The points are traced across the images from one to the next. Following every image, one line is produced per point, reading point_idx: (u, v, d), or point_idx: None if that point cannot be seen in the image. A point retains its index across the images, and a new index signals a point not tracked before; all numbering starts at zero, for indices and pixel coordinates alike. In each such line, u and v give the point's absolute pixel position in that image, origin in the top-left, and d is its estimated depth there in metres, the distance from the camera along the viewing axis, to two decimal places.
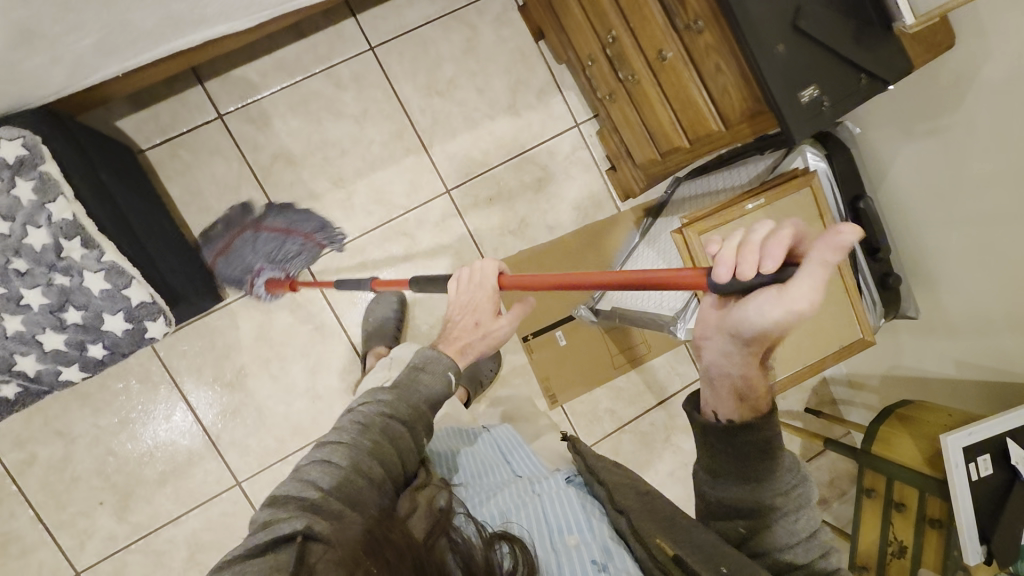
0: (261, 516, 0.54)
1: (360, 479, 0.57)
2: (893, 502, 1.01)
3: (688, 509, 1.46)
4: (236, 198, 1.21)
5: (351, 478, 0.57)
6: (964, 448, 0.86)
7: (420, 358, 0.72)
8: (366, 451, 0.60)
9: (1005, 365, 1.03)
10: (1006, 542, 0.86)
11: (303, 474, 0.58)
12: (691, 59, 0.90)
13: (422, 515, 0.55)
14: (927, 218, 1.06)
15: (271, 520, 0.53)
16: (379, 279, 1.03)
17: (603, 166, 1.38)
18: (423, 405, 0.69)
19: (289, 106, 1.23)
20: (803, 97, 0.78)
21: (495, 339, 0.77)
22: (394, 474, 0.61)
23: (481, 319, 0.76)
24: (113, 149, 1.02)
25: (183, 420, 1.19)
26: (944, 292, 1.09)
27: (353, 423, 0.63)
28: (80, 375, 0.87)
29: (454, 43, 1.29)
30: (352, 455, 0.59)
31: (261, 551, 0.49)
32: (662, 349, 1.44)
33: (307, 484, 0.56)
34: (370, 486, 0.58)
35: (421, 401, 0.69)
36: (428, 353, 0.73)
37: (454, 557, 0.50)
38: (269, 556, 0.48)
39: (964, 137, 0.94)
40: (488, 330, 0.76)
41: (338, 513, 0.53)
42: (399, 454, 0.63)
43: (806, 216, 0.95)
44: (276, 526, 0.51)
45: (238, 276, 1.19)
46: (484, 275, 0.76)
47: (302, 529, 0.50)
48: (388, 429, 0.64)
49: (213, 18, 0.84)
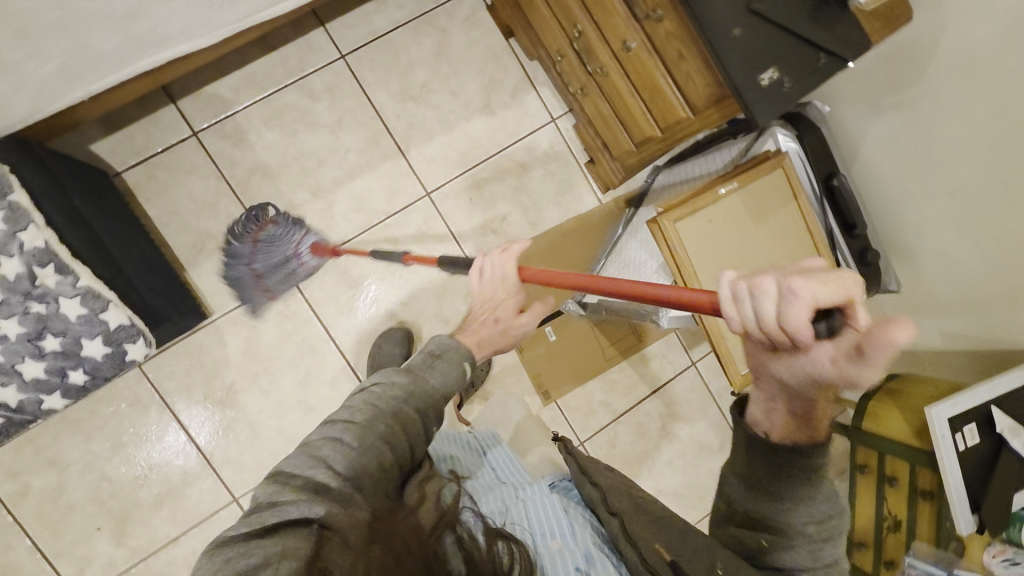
0: (264, 493, 0.55)
1: (370, 464, 0.57)
2: (885, 478, 1.01)
3: (689, 497, 1.46)
4: (215, 215, 1.20)
5: (362, 466, 0.57)
6: (948, 418, 0.87)
7: (435, 345, 0.71)
8: (383, 433, 0.60)
9: (988, 331, 1.03)
10: (997, 510, 0.87)
11: (314, 450, 0.58)
12: (655, 48, 0.91)
13: (428, 510, 0.55)
14: (902, 192, 1.06)
15: (277, 500, 0.54)
16: (412, 252, 1.03)
17: (581, 160, 1.38)
18: (437, 395, 0.67)
19: (263, 119, 1.23)
20: (762, 80, 0.78)
21: (513, 336, 0.78)
22: (403, 461, 0.60)
23: (501, 316, 0.78)
24: (85, 172, 1.02)
25: (176, 440, 1.19)
26: (926, 265, 1.09)
27: (366, 403, 0.62)
28: (63, 402, 0.86)
29: (425, 47, 1.29)
30: (366, 440, 0.58)
31: (268, 532, 0.50)
32: (653, 339, 1.44)
33: (317, 462, 0.56)
34: (380, 471, 0.57)
35: (436, 389, 0.67)
36: (443, 340, 0.71)
37: (458, 554, 0.49)
38: (275, 539, 0.49)
39: (929, 108, 0.95)
40: (508, 326, 0.77)
41: (344, 501, 0.53)
42: (410, 441, 0.62)
43: (779, 196, 0.95)
44: (283, 508, 0.52)
45: (290, 271, 1.15)
46: (505, 271, 0.78)
47: (313, 517, 0.51)
48: (401, 413, 0.62)
49: (174, 37, 0.85)
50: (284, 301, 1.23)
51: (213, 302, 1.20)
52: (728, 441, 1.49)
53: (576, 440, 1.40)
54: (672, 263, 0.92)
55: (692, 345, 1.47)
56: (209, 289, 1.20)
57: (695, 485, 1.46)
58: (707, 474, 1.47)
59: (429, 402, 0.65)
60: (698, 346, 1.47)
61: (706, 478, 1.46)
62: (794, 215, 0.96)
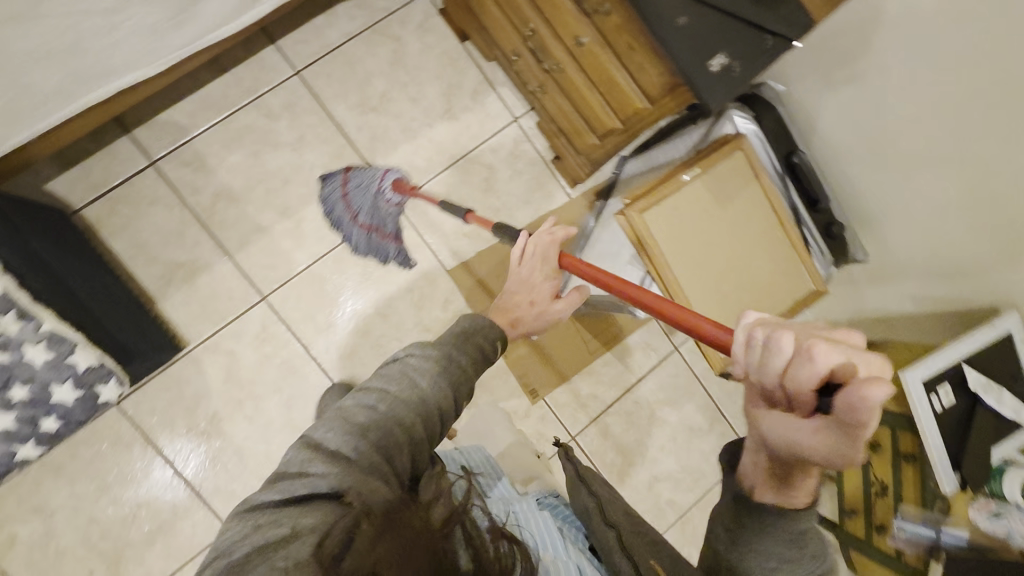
0: (294, 460, 0.57)
1: (398, 434, 0.59)
2: (868, 444, 1.03)
3: (684, 480, 1.48)
4: (182, 244, 1.19)
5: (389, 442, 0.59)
6: (923, 381, 0.89)
7: (463, 326, 0.74)
8: (412, 404, 0.62)
9: (955, 293, 1.05)
10: (976, 467, 0.89)
11: (348, 416, 0.60)
12: (606, 42, 0.92)
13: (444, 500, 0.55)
14: (863, 163, 1.07)
15: (305, 469, 0.55)
16: (475, 212, 1.13)
17: (547, 157, 1.38)
18: (468, 365, 0.70)
19: (223, 143, 1.21)
20: (712, 66, 0.80)
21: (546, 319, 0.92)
22: (430, 433, 0.63)
23: (537, 300, 0.91)
24: (41, 212, 0.99)
25: (163, 475, 1.17)
26: (892, 233, 1.11)
27: (401, 375, 0.64)
28: (37, 450, 0.84)
29: (380, 56, 1.28)
30: (392, 413, 0.61)
31: (298, 503, 0.52)
32: (634, 328, 1.45)
33: (348, 428, 0.58)
34: (407, 442, 0.60)
35: (467, 362, 0.70)
36: (478, 320, 0.75)
37: (467, 550, 0.47)
38: (300, 509, 0.51)
39: (880, 79, 0.97)
40: (542, 308, 0.91)
41: (371, 472, 0.55)
42: (439, 413, 0.64)
43: (740, 178, 0.96)
44: (311, 476, 0.54)
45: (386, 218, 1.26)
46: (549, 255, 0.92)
47: (338, 489, 0.53)
48: (433, 384, 0.65)
49: (119, 69, 0.83)
50: (261, 325, 1.22)
51: (188, 332, 1.19)
52: (717, 421, 1.51)
53: (568, 435, 1.41)
54: (642, 253, 0.92)
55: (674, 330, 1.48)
56: (183, 320, 1.18)
57: (689, 468, 1.47)
58: (701, 457, 1.49)
59: (458, 379, 0.68)
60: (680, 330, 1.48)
61: (699, 460, 1.48)
62: (758, 195, 0.97)
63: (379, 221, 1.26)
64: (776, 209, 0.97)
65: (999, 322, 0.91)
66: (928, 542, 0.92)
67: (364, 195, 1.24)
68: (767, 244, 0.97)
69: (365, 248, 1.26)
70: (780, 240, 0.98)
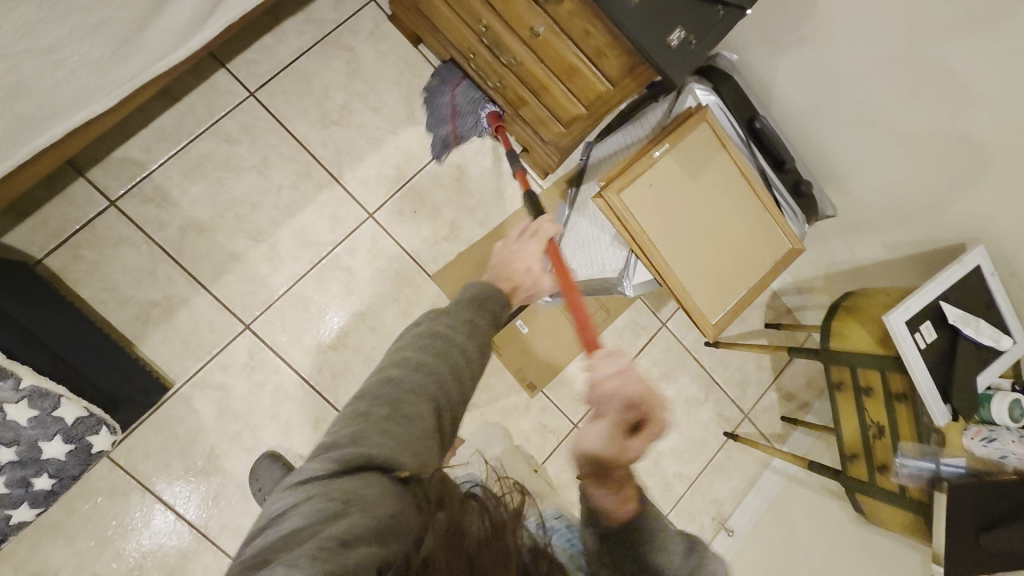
0: (340, 430, 0.61)
1: (432, 407, 0.65)
2: (861, 389, 1.06)
3: (688, 451, 1.51)
4: (155, 281, 1.15)
5: (424, 415, 0.64)
6: (904, 321, 0.92)
7: (477, 292, 0.79)
8: (446, 376, 0.68)
9: (922, 235, 1.11)
10: (964, 396, 0.93)
11: (389, 384, 0.65)
12: (562, 30, 0.93)
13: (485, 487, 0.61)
14: (822, 121, 1.10)
15: (356, 439, 0.59)
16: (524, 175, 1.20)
17: (516, 151, 1.39)
18: (487, 335, 0.76)
19: (184, 174, 1.18)
20: (670, 42, 0.81)
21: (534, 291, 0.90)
22: (458, 404, 0.69)
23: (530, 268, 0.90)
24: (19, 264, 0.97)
25: (166, 520, 1.14)
26: (856, 186, 1.15)
27: (431, 344, 0.70)
28: (28, 516, 0.79)
29: (336, 69, 1.27)
30: (434, 381, 0.67)
31: (344, 474, 0.56)
32: (622, 309, 1.45)
33: (390, 400, 0.63)
34: (439, 412, 0.66)
35: (488, 332, 0.76)
36: (486, 286, 0.80)
37: (527, 549, 0.51)
38: (351, 480, 0.55)
39: (829, 38, 1.00)
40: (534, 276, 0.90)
41: (414, 452, 0.60)
42: (466, 381, 0.70)
43: (708, 148, 0.97)
44: (361, 450, 0.58)
45: (469, 119, 1.29)
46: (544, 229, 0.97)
47: (387, 465, 0.58)
48: (463, 354, 0.71)
49: (68, 108, 0.80)
50: (248, 353, 1.20)
51: (172, 370, 1.16)
52: (712, 389, 1.54)
53: (570, 423, 1.42)
54: (624, 232, 0.93)
55: (658, 307, 1.49)
56: (166, 359, 1.15)
57: (690, 439, 1.50)
58: (700, 426, 1.52)
59: (481, 343, 0.75)
60: (665, 306, 1.50)
61: (699, 430, 1.51)
62: (727, 163, 0.98)
63: (467, 114, 1.29)
64: (747, 174, 0.99)
65: (967, 259, 0.96)
66: (930, 475, 0.95)
67: (461, 96, 1.28)
68: (742, 211, 0.99)
69: (433, 121, 1.31)
70: (754, 205, 1.00)
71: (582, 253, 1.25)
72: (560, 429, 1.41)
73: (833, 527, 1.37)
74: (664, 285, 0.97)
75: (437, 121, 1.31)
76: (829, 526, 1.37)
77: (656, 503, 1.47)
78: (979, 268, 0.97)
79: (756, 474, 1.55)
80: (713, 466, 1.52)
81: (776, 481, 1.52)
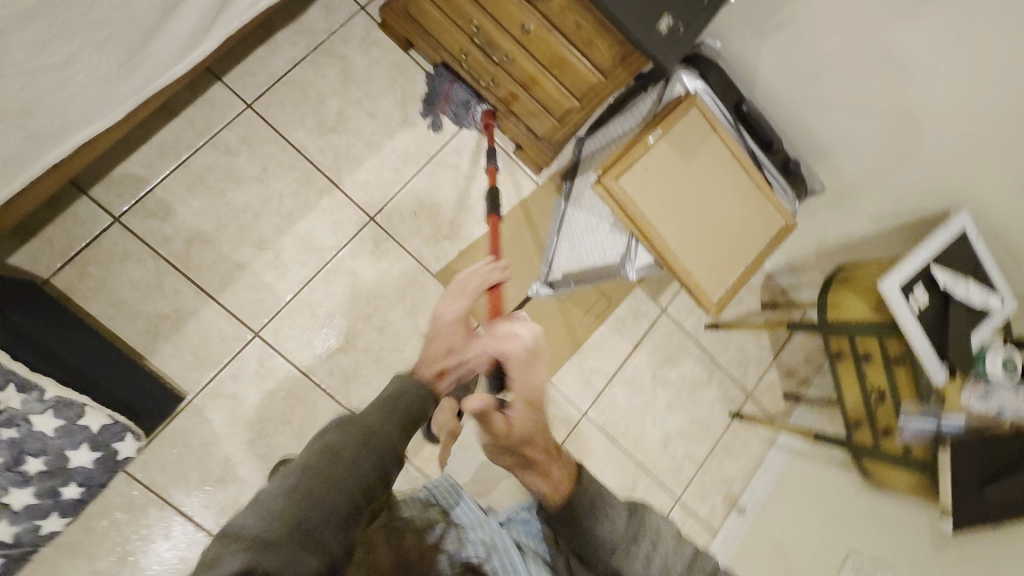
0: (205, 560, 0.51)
1: (317, 509, 0.56)
2: (861, 357, 1.10)
3: (695, 433, 1.53)
4: (162, 294, 1.16)
5: (303, 524, 0.54)
6: (900, 287, 0.95)
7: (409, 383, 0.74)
8: (340, 471, 0.59)
9: (908, 205, 1.17)
10: (960, 354, 0.97)
11: (269, 496, 0.56)
12: (553, 25, 0.96)
13: None
14: (805, 102, 1.15)
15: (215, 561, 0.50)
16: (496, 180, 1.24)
17: (510, 148, 1.42)
18: (398, 428, 0.68)
19: (186, 187, 1.19)
20: (661, 28, 0.85)
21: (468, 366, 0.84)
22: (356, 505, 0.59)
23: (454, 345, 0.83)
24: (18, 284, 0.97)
25: (185, 532, 1.14)
26: (842, 162, 1.19)
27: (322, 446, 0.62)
28: (59, 517, 0.91)
29: (330, 77, 1.30)
30: (323, 478, 0.58)
31: None
32: (623, 297, 1.50)
33: (263, 513, 0.54)
34: (329, 515, 0.56)
35: (397, 424, 0.68)
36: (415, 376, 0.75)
37: None
38: None
39: (809, 21, 1.05)
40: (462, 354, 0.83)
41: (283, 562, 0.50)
42: (367, 478, 0.61)
43: (700, 133, 1.00)
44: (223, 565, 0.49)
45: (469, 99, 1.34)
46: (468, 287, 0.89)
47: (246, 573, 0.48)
48: (364, 446, 0.63)
49: (74, 124, 0.80)
50: (259, 360, 1.21)
51: (184, 382, 1.16)
52: (714, 371, 1.57)
53: (579, 412, 1.44)
54: (626, 217, 0.96)
55: (658, 293, 1.53)
56: (178, 370, 1.16)
57: (697, 421, 1.53)
58: (706, 408, 1.55)
59: (387, 442, 0.66)
60: (665, 292, 1.54)
61: (705, 411, 1.54)
62: (720, 145, 1.02)
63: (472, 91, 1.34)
64: (738, 155, 1.02)
65: (953, 224, 1.01)
66: (933, 434, 0.97)
67: (460, 89, 1.33)
68: (735, 190, 1.02)
69: (438, 73, 1.34)
70: (746, 183, 1.03)
71: (582, 243, 1.27)
72: (570, 420, 1.43)
73: (837, 492, 1.38)
74: (665, 266, 1.00)
75: (442, 80, 1.34)
76: (833, 492, 1.39)
77: (668, 487, 1.49)
78: (964, 232, 1.02)
79: (763, 453, 1.58)
80: (721, 447, 1.55)
81: (782, 458, 1.57)
